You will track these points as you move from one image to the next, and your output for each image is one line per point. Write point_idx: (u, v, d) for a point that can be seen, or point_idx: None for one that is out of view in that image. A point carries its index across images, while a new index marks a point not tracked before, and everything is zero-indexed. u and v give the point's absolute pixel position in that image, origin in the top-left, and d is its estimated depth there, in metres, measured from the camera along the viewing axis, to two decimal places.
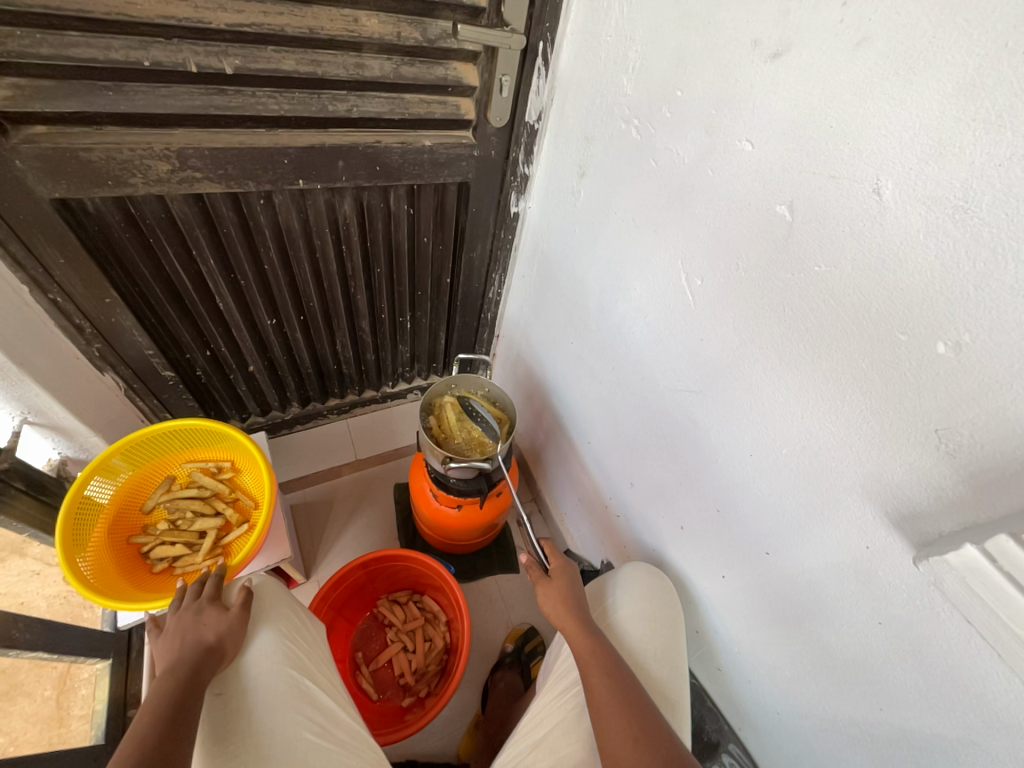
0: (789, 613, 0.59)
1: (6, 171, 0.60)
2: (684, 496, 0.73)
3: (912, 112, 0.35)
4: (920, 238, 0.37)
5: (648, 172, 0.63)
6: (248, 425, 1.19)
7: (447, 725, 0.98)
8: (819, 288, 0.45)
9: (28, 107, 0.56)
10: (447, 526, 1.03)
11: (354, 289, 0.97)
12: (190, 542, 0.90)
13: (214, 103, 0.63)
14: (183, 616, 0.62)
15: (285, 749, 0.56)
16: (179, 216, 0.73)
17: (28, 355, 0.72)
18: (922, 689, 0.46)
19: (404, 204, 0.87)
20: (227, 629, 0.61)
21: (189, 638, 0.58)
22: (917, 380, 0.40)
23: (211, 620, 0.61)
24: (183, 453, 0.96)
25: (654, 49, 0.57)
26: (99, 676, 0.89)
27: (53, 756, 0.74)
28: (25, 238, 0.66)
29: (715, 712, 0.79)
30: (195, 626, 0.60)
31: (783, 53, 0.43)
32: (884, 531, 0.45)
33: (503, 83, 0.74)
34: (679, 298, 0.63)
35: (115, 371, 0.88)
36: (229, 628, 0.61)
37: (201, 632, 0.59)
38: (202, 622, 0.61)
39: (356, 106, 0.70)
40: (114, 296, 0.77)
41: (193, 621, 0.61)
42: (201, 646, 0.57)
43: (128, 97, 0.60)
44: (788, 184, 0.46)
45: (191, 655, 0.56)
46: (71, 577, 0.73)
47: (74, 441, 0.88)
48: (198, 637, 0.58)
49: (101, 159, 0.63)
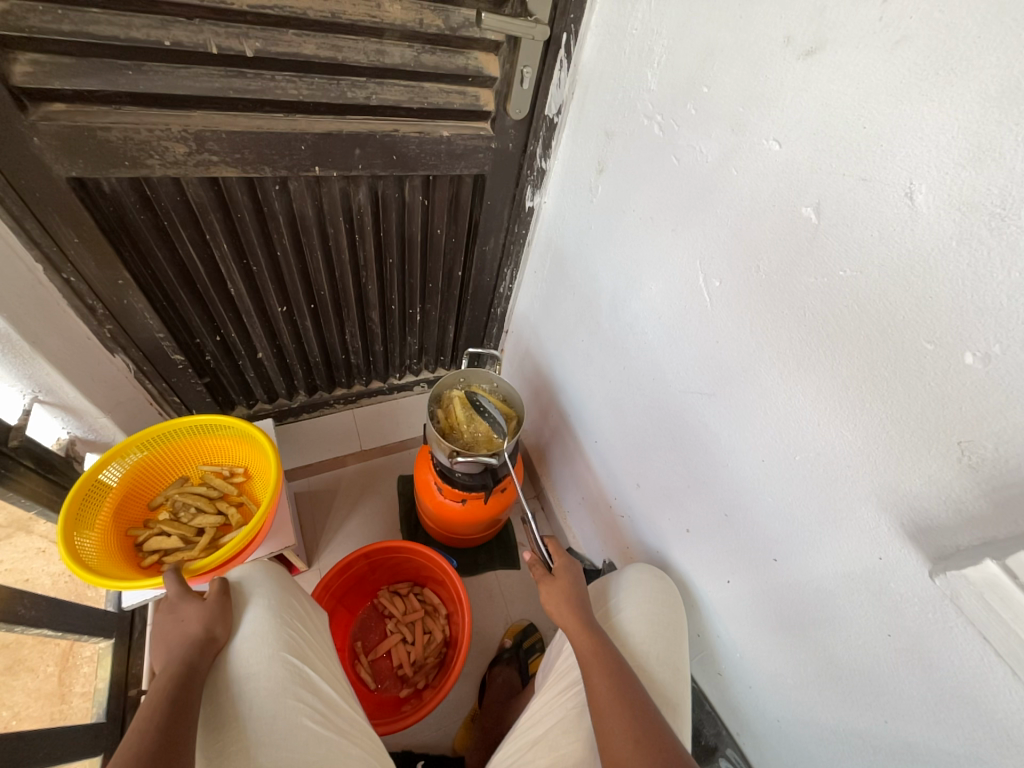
0: (795, 620, 0.59)
1: (23, 148, 0.60)
2: (692, 499, 0.72)
3: (950, 114, 0.34)
4: (952, 245, 0.36)
5: (669, 170, 0.62)
6: (256, 412, 1.19)
7: (443, 718, 0.99)
8: (842, 293, 0.44)
9: (47, 84, 0.56)
10: (451, 520, 1.03)
11: (365, 279, 0.97)
12: (186, 539, 0.89)
13: (233, 86, 0.63)
14: (161, 619, 0.62)
15: (286, 737, 0.55)
16: (194, 200, 0.73)
17: (40, 333, 0.72)
18: (929, 704, 0.46)
19: (419, 195, 0.86)
20: (211, 618, 0.61)
21: (175, 635, 0.59)
22: (941, 391, 0.39)
23: (191, 615, 0.61)
24: (202, 454, 0.97)
25: (682, 43, 0.56)
26: (101, 655, 0.91)
27: (56, 732, 0.74)
28: (40, 215, 0.66)
29: (713, 716, 0.79)
30: (177, 626, 0.60)
31: (817, 51, 0.42)
32: (899, 543, 0.45)
33: (524, 75, 0.73)
34: (695, 298, 0.62)
35: (125, 353, 0.88)
36: (211, 616, 0.61)
37: (184, 628, 0.59)
38: (180, 620, 0.60)
39: (375, 94, 0.70)
40: (126, 278, 0.77)
41: (173, 622, 0.60)
42: (189, 640, 0.58)
43: (147, 77, 0.59)
44: (815, 185, 0.45)
45: (180, 650, 0.57)
46: (65, 548, 0.73)
47: (83, 422, 0.88)
48: (183, 632, 0.59)
49: (118, 139, 0.62)
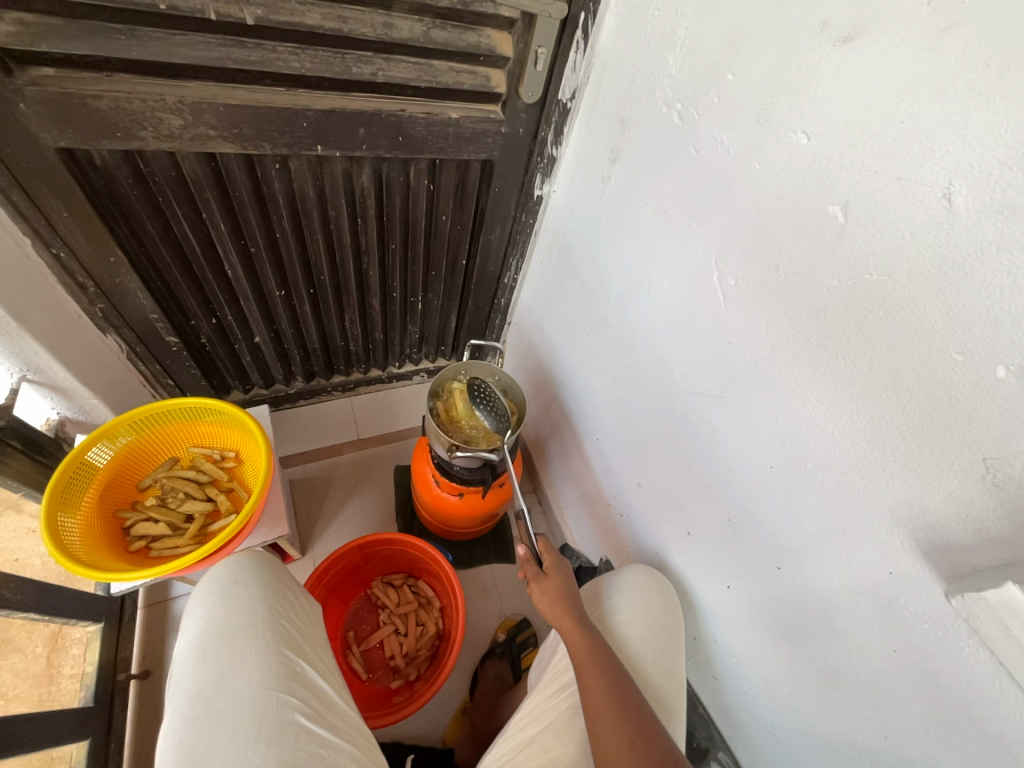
0: (795, 629, 0.58)
1: (9, 115, 0.57)
2: (693, 501, 0.71)
3: (999, 110, 0.32)
4: (991, 251, 0.34)
5: (688, 161, 0.59)
6: (252, 396, 1.17)
7: (433, 710, 0.99)
8: (870, 296, 0.42)
9: (33, 46, 0.53)
10: (447, 513, 1.01)
11: (367, 264, 0.94)
12: (174, 525, 0.87)
13: (232, 55, 0.59)
14: None
15: (277, 733, 0.54)
16: (190, 176, 0.70)
17: (28, 311, 0.70)
18: (934, 724, 0.45)
19: (425, 179, 0.83)
20: None
21: None
22: (968, 406, 0.37)
23: None
24: (193, 436, 0.95)
25: (706, 26, 0.53)
26: (90, 638, 0.90)
27: (42, 717, 0.74)
28: (27, 187, 0.63)
29: (705, 719, 0.79)
30: None
31: (856, 38, 0.39)
32: (912, 559, 0.43)
33: (538, 56, 0.70)
34: (708, 298, 0.60)
35: (117, 333, 0.86)
36: None
37: None
38: None
39: (381, 70, 0.66)
40: (119, 255, 0.75)
41: None
42: None
43: (141, 42, 0.56)
44: (844, 183, 0.42)
45: None
46: (45, 530, 0.71)
47: (73, 402, 0.86)
48: None
49: (109, 109, 0.59)
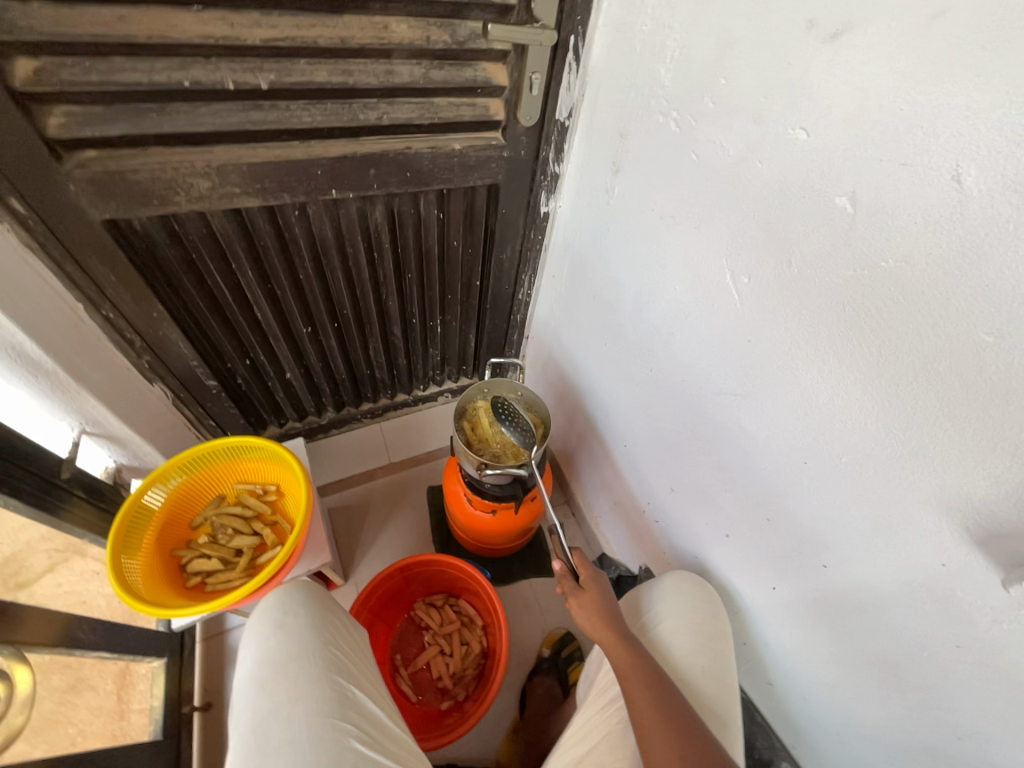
0: (850, 628, 0.56)
1: (62, 196, 0.63)
2: (729, 502, 0.70)
3: (1000, 89, 0.32)
4: (1010, 229, 0.33)
5: (689, 166, 0.60)
6: (288, 430, 1.22)
7: (484, 730, 0.99)
8: (889, 283, 0.41)
9: (79, 133, 0.58)
10: (482, 531, 1.02)
11: (386, 294, 0.98)
12: (226, 560, 0.91)
13: (250, 119, 0.64)
14: None
15: (336, 760, 0.56)
16: (220, 232, 0.75)
17: (85, 369, 0.76)
18: (1010, 722, 0.43)
19: (434, 209, 0.87)
20: None
21: None
22: (1006, 387, 0.36)
23: None
24: (237, 474, 1.00)
25: (695, 35, 0.54)
26: (155, 674, 0.94)
27: (117, 752, 0.78)
28: (79, 258, 0.70)
29: (765, 729, 0.77)
30: None
31: (845, 33, 0.40)
32: (966, 549, 0.42)
33: (533, 81, 0.72)
34: (723, 298, 0.60)
35: (163, 381, 0.92)
36: None
37: None
38: None
39: (386, 113, 0.70)
40: (161, 310, 0.80)
41: None
42: None
43: (170, 117, 0.61)
44: (850, 174, 0.42)
45: None
46: (111, 572, 0.76)
47: (128, 450, 0.92)
48: None
49: (146, 179, 0.65)
